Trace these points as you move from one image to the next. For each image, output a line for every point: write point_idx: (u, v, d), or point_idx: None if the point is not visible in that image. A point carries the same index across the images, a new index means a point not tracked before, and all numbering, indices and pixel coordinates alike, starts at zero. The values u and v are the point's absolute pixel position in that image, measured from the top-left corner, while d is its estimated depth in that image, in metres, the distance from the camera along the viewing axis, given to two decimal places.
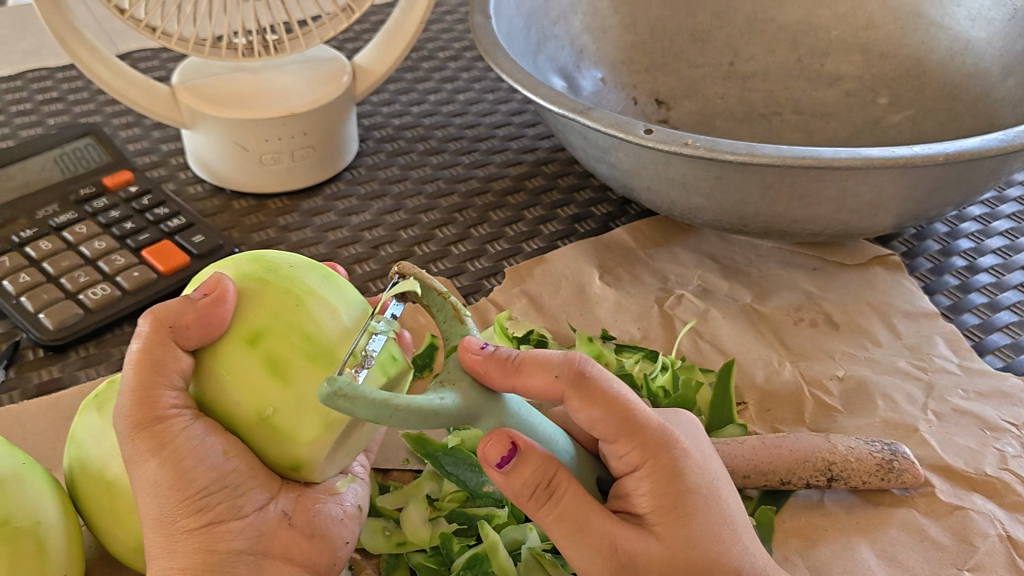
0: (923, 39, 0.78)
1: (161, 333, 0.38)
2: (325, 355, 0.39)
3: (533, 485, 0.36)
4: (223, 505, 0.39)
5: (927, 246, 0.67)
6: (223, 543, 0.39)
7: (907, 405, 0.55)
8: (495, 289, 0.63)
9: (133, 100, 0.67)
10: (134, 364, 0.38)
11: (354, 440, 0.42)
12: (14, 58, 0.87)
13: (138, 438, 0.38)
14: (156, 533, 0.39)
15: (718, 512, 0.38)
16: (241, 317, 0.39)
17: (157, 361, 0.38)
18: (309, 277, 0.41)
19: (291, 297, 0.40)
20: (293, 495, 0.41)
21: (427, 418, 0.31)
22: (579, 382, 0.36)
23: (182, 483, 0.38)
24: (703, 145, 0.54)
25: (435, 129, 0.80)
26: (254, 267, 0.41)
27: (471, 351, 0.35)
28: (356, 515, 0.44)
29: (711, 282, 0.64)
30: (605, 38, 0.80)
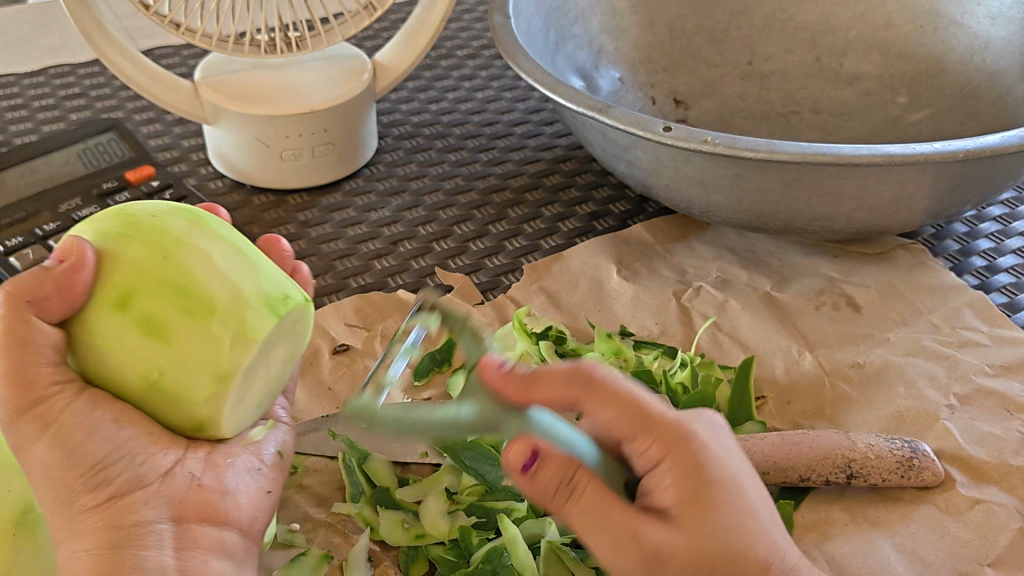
0: (942, 39, 0.77)
1: (17, 309, 0.36)
2: (209, 306, 0.36)
3: (555, 484, 0.36)
4: (124, 476, 0.37)
5: (947, 244, 0.67)
6: (128, 516, 0.37)
7: (930, 392, 0.55)
8: (513, 285, 0.63)
9: (156, 95, 0.68)
10: (0, 345, 0.36)
11: (257, 388, 0.40)
12: (37, 54, 0.88)
13: (23, 419, 0.36)
14: (58, 514, 0.37)
15: (745, 506, 0.37)
16: (118, 280, 0.36)
17: (22, 340, 0.35)
18: (176, 225, 0.38)
19: (158, 249, 0.37)
20: (201, 455, 0.39)
21: (441, 428, 0.37)
22: (589, 385, 0.38)
23: (73, 461, 0.36)
24: (723, 142, 0.54)
25: (453, 126, 0.80)
26: (116, 221, 0.38)
27: (490, 367, 0.38)
28: (278, 463, 0.43)
29: (730, 273, 0.64)
30: (624, 38, 0.80)
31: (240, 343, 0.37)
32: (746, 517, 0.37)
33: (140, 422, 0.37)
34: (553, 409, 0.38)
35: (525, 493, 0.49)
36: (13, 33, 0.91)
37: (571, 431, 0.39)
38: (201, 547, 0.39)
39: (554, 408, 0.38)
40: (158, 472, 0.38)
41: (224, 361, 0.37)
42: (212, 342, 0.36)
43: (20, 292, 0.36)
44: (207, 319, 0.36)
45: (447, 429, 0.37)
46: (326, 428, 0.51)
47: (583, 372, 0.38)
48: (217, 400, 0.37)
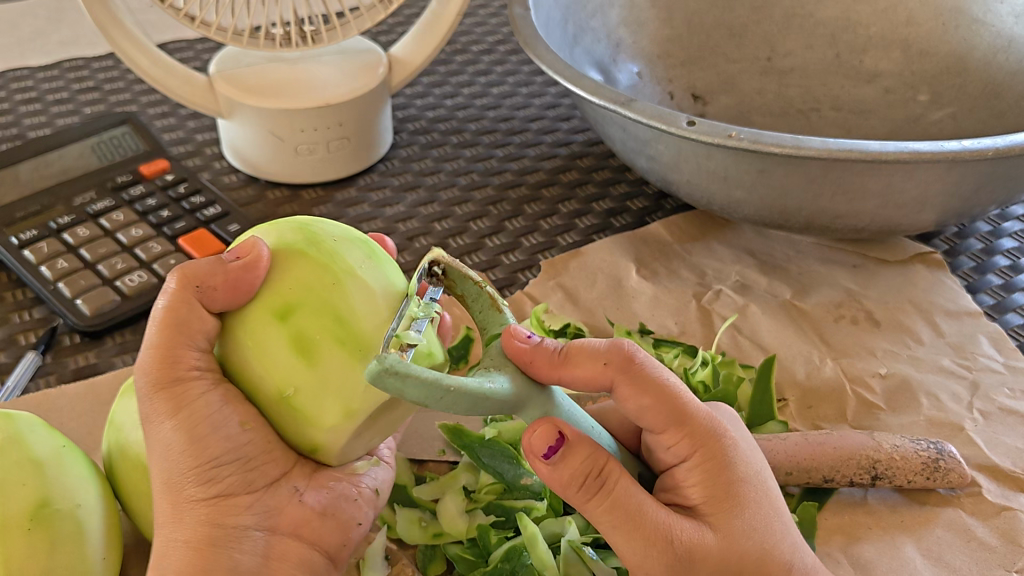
0: (965, 36, 0.76)
1: (186, 292, 0.37)
2: (354, 340, 0.37)
3: (583, 475, 0.35)
4: (234, 478, 0.37)
5: (969, 245, 0.66)
6: (231, 517, 0.37)
7: (952, 403, 0.54)
8: (530, 282, 0.62)
9: (172, 89, 0.67)
10: (157, 322, 0.37)
11: (384, 422, 0.40)
12: (50, 48, 0.88)
13: (156, 399, 0.37)
14: (166, 499, 0.37)
15: (768, 504, 0.37)
16: (279, 288, 0.37)
17: (181, 321, 0.37)
18: (353, 255, 0.39)
19: (329, 275, 0.37)
20: (308, 475, 0.39)
21: (475, 403, 0.31)
22: (627, 369, 0.36)
23: (194, 451, 0.36)
24: (746, 137, 0.53)
25: (469, 122, 0.79)
26: (304, 237, 0.39)
27: (518, 339, 0.35)
28: (374, 500, 0.42)
29: (750, 277, 0.63)
30: (641, 33, 0.80)
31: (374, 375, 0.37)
32: (769, 515, 0.37)
33: (263, 429, 0.38)
34: (578, 388, 0.36)
35: (544, 491, 0.49)
36: (27, 26, 0.91)
37: (583, 420, 0.37)
38: (291, 562, 0.38)
39: (578, 387, 0.36)
40: (263, 480, 0.38)
41: (355, 397, 0.36)
42: (350, 375, 0.36)
43: (194, 277, 0.37)
44: (350, 351, 0.36)
45: (477, 406, 0.31)
46: None
47: (623, 355, 0.36)
48: (333, 432, 0.37)
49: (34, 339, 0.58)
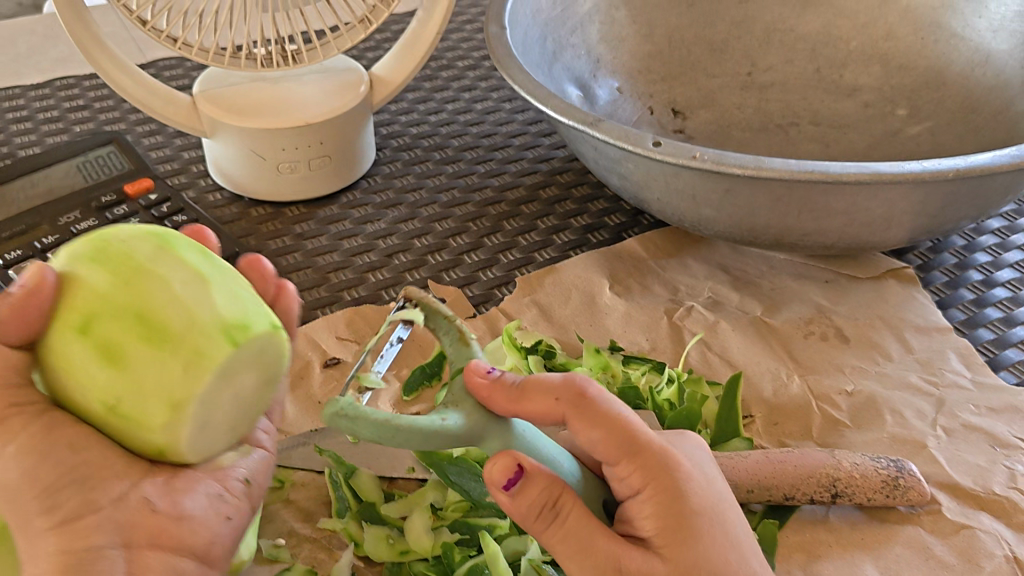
0: (943, 50, 0.77)
1: None
2: (160, 333, 0.34)
3: (539, 505, 0.36)
4: (76, 499, 0.35)
5: (943, 259, 0.67)
6: (82, 540, 0.35)
7: (916, 421, 0.54)
8: (505, 299, 0.63)
9: (155, 110, 0.69)
10: None
11: (229, 414, 0.38)
12: (42, 66, 0.89)
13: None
14: (20, 536, 0.35)
15: (724, 535, 0.38)
16: (70, 301, 0.35)
17: None
18: (141, 250, 0.36)
19: (118, 276, 0.35)
20: (160, 479, 0.37)
21: (427, 437, 0.34)
22: (579, 403, 0.38)
23: (30, 481, 0.35)
24: (710, 157, 0.54)
25: (452, 138, 0.80)
26: (93, 243, 0.37)
27: (478, 374, 0.37)
28: (247, 494, 0.41)
29: (722, 293, 0.64)
30: (622, 48, 0.80)
31: (191, 367, 0.35)
32: (723, 546, 0.37)
33: (95, 448, 0.36)
34: (537, 422, 0.38)
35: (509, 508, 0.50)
36: (22, 44, 0.93)
37: (543, 444, 0.39)
38: (153, 571, 0.36)
39: (538, 419, 0.38)
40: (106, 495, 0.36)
41: (185, 390, 0.35)
42: (165, 370, 0.34)
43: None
44: (165, 344, 0.34)
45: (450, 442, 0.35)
46: (313, 443, 0.52)
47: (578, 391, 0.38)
48: (171, 427, 0.35)
49: None
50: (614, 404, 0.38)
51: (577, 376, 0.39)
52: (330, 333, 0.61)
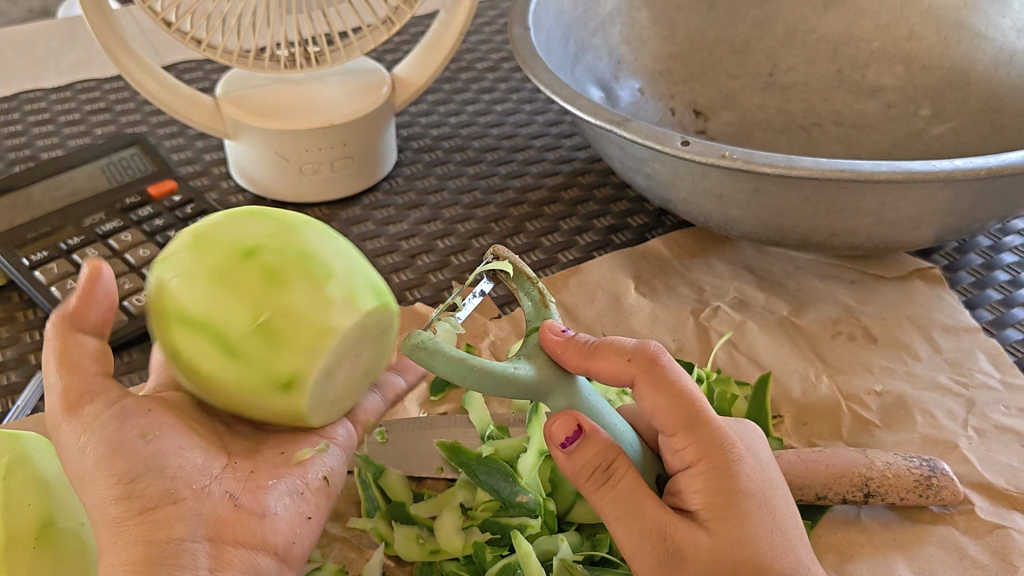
0: (966, 50, 0.77)
1: (65, 327, 0.39)
2: (322, 265, 0.41)
3: (593, 466, 0.38)
4: (155, 489, 0.38)
5: (969, 259, 0.66)
6: (161, 530, 0.37)
7: (947, 421, 0.54)
8: (530, 299, 0.63)
9: (181, 113, 0.69)
10: (52, 356, 0.39)
11: (342, 373, 0.43)
12: (62, 69, 0.90)
13: (73, 419, 0.38)
14: (103, 530, 0.37)
15: (770, 518, 0.38)
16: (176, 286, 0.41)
17: (72, 352, 0.39)
18: (288, 214, 0.44)
19: (284, 226, 0.43)
20: (241, 479, 0.41)
21: (503, 382, 0.35)
22: (651, 371, 0.38)
23: (111, 466, 0.37)
24: (739, 156, 0.54)
25: (473, 139, 0.80)
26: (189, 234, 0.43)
27: (554, 332, 0.38)
28: (322, 489, 0.45)
29: (748, 293, 0.64)
30: (643, 49, 0.80)
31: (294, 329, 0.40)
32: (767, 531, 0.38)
33: (170, 437, 0.40)
34: (607, 381, 0.39)
35: (540, 508, 0.49)
36: (41, 48, 0.93)
37: (608, 414, 0.40)
38: (235, 567, 0.38)
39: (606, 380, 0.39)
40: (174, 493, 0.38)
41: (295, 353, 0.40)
42: (321, 296, 0.40)
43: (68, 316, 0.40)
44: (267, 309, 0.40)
45: (500, 386, 0.35)
46: None
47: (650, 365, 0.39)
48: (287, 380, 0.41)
49: None
50: (682, 372, 0.39)
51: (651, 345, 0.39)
52: None
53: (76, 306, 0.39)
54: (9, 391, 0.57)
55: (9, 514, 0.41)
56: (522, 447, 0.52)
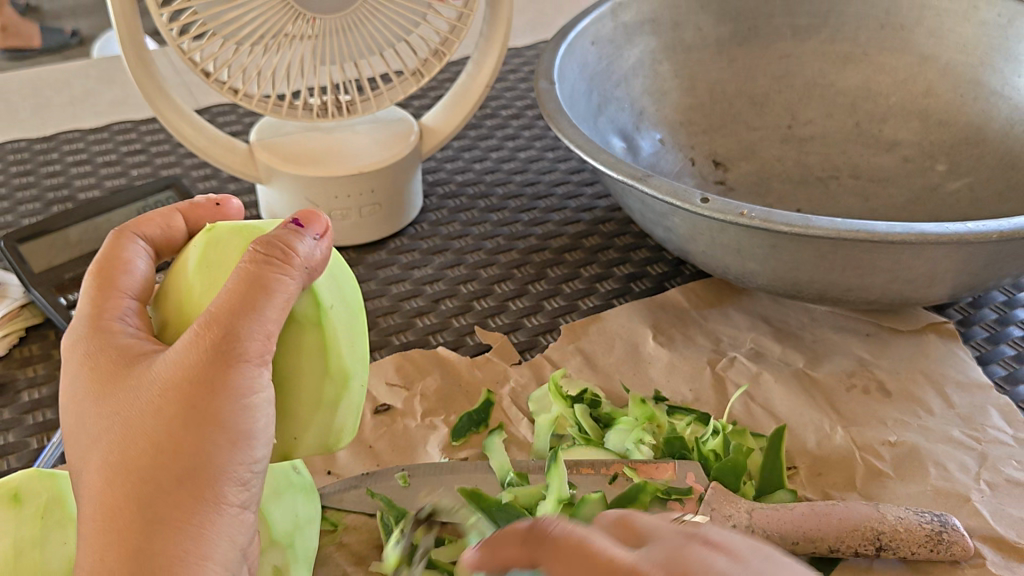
0: (982, 107, 0.79)
1: (288, 271, 0.39)
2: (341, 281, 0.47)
3: None
4: (250, 483, 0.39)
5: (983, 314, 0.67)
6: (232, 524, 0.38)
7: (959, 475, 0.55)
8: (551, 346, 0.65)
9: (215, 158, 0.71)
10: (235, 284, 0.38)
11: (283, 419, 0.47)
12: (100, 109, 0.93)
13: (241, 366, 0.38)
14: (187, 492, 0.36)
15: None
16: (196, 263, 0.43)
17: (268, 286, 0.38)
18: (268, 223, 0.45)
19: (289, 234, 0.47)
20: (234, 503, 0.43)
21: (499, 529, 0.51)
22: (529, 536, 0.34)
23: (238, 442, 0.38)
24: (756, 215, 0.55)
25: (496, 186, 0.83)
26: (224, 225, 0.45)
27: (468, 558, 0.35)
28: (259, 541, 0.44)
29: (764, 344, 0.65)
30: (664, 101, 0.82)
31: (324, 407, 0.44)
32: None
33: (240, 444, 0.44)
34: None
35: None
36: (78, 87, 0.96)
37: None
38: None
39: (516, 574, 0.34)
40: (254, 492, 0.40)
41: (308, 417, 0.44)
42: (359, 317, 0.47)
43: (285, 256, 0.40)
44: (326, 370, 0.44)
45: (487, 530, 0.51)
46: (365, 486, 0.54)
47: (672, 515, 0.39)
48: (286, 437, 0.45)
49: None
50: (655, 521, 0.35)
51: (541, 516, 0.34)
52: (380, 378, 0.62)
53: (312, 260, 0.41)
54: (45, 428, 0.59)
55: (46, 554, 0.43)
56: (542, 495, 0.54)
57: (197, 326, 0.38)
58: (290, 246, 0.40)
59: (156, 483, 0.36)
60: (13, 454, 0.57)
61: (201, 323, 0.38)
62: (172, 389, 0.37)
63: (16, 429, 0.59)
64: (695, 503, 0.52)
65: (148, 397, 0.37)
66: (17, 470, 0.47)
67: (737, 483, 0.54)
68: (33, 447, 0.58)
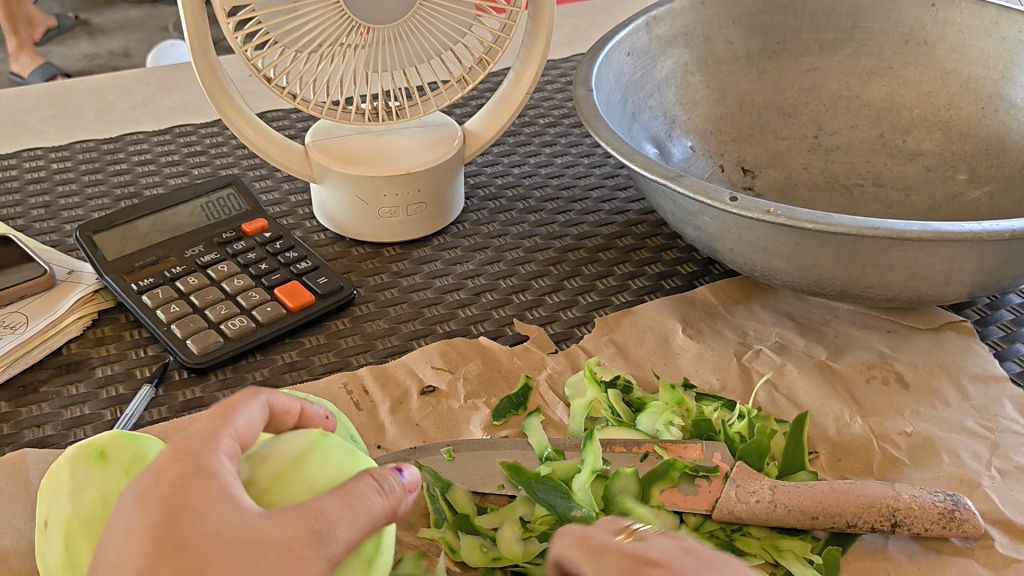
0: (1002, 119, 0.82)
1: (383, 518, 0.40)
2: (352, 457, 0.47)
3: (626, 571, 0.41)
4: None
5: (1000, 315, 0.71)
6: None
7: (973, 461, 0.58)
8: (585, 337, 0.69)
9: (274, 157, 0.77)
10: (343, 496, 0.38)
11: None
12: (162, 114, 0.99)
13: (324, 561, 0.37)
14: None
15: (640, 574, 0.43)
16: (272, 476, 0.42)
17: (362, 513, 0.38)
18: (306, 441, 0.44)
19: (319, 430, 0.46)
20: None
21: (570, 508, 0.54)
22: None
23: None
24: (782, 213, 0.59)
25: (534, 189, 0.87)
26: (288, 449, 0.44)
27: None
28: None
29: (789, 338, 0.69)
30: (695, 111, 0.86)
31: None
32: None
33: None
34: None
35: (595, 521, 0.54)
36: (143, 94, 1.02)
37: None
38: None
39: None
40: None
41: None
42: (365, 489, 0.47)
43: (390, 505, 0.40)
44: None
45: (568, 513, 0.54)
46: (414, 458, 0.58)
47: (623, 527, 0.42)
48: None
49: (149, 373, 0.66)
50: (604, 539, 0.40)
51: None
52: (426, 363, 0.67)
53: (411, 503, 0.42)
54: (118, 401, 0.64)
55: None
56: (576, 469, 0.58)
57: (305, 511, 0.37)
58: (394, 507, 0.40)
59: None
60: (89, 424, 0.62)
61: (310, 507, 0.38)
62: (259, 548, 0.36)
63: (91, 402, 0.64)
64: (721, 480, 0.56)
65: (232, 545, 0.36)
66: (102, 433, 0.51)
67: (761, 463, 0.57)
68: (108, 418, 0.62)
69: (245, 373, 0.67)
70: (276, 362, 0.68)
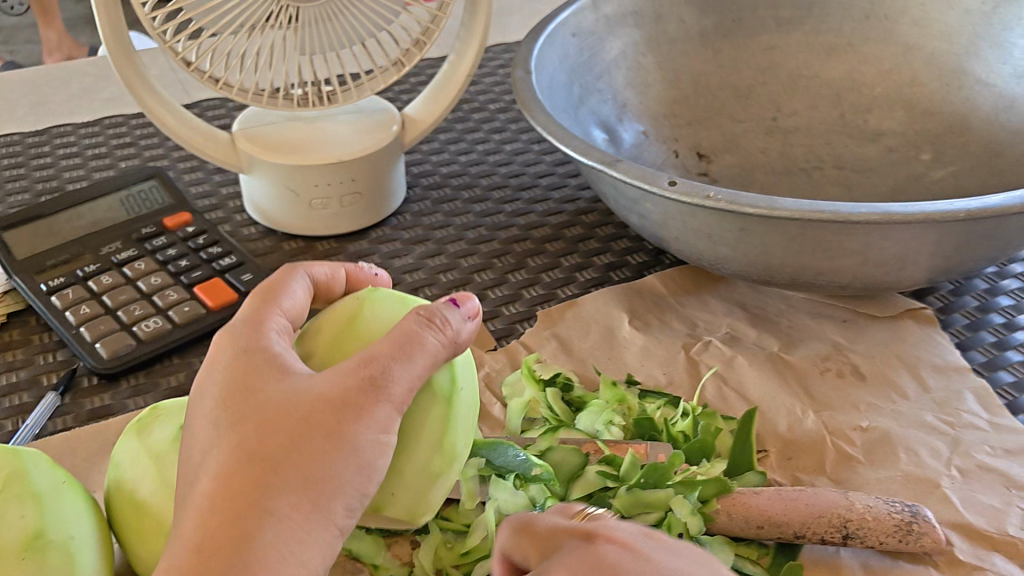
0: (966, 96, 0.79)
1: (444, 354, 0.42)
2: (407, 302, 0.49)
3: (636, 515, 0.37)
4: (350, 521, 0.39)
5: (964, 302, 0.67)
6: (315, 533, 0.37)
7: (930, 459, 0.55)
8: (526, 332, 0.65)
9: (197, 147, 0.72)
10: (391, 339, 0.41)
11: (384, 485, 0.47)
12: (93, 104, 0.94)
13: (387, 404, 0.39)
14: (298, 493, 0.37)
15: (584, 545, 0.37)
16: (332, 341, 0.45)
17: (420, 352, 0.41)
18: (355, 301, 0.47)
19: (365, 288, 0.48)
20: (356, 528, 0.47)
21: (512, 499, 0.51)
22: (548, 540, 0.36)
23: (357, 467, 0.38)
24: (723, 197, 0.55)
25: (480, 177, 0.83)
26: (342, 308, 0.46)
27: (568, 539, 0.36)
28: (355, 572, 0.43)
29: (740, 330, 0.65)
30: (647, 93, 0.82)
31: (436, 473, 0.45)
32: None
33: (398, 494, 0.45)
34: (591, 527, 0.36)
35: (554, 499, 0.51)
36: (73, 84, 0.97)
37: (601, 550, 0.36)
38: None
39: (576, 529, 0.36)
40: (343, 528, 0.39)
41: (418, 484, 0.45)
42: None
43: (445, 344, 0.42)
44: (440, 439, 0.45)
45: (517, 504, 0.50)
46: None
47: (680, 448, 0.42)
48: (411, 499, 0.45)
49: (56, 380, 0.62)
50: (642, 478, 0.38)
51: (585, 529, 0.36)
52: None
53: (468, 332, 0.43)
54: (19, 411, 0.59)
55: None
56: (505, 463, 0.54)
57: (355, 364, 0.40)
58: (449, 336, 0.42)
59: (286, 476, 0.37)
60: None
61: (360, 359, 0.40)
62: (318, 404, 0.38)
63: None
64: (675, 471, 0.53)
65: (295, 405, 0.38)
66: None
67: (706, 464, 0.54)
68: (6, 429, 0.58)
69: (159, 379, 0.63)
70: (193, 366, 0.64)
